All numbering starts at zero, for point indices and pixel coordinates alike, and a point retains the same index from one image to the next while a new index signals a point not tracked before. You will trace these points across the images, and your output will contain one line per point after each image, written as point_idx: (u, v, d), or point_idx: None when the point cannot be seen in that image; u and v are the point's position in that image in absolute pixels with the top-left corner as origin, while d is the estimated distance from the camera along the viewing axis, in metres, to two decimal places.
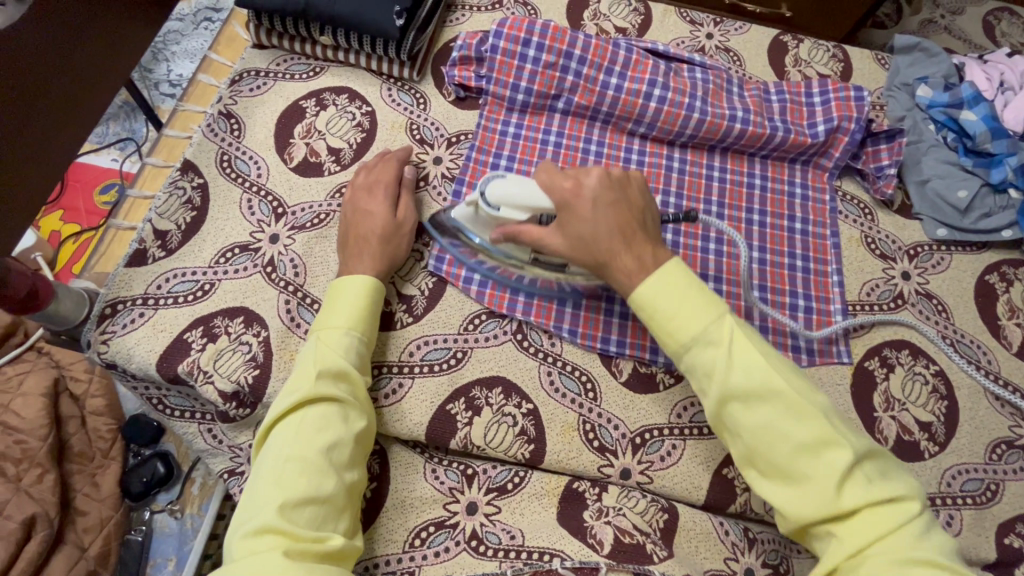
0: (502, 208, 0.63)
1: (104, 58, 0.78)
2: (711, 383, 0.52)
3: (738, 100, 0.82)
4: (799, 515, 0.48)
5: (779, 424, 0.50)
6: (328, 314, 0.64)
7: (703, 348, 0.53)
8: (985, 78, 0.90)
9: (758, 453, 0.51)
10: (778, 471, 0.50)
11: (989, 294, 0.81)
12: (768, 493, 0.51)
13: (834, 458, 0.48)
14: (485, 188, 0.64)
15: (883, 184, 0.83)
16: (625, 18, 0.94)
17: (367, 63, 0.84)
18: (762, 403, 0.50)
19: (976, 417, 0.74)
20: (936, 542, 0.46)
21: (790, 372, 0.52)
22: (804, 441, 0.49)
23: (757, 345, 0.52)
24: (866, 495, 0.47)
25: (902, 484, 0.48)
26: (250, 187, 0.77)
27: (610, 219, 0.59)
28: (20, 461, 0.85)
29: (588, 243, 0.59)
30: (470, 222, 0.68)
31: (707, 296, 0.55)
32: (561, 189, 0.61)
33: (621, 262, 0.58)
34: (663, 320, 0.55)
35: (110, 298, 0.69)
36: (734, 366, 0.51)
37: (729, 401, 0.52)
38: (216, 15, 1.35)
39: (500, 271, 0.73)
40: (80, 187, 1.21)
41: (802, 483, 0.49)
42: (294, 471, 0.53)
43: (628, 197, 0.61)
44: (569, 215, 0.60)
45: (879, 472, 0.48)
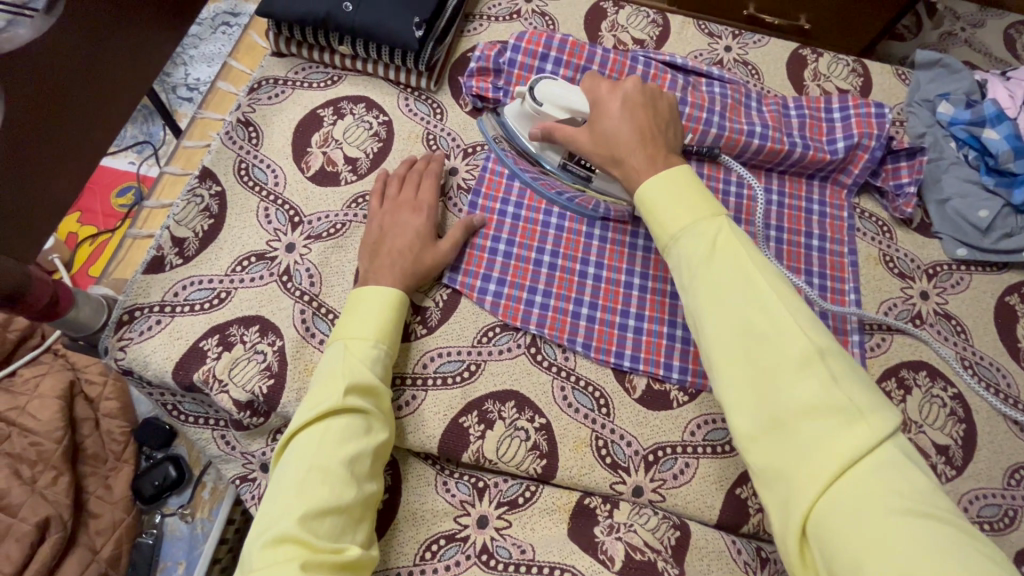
0: (545, 105, 0.71)
1: (131, 67, 0.80)
2: (691, 274, 0.51)
3: (756, 115, 0.82)
4: (747, 407, 0.45)
5: (746, 310, 0.47)
6: (355, 324, 0.64)
7: (689, 237, 0.53)
8: (1008, 96, 0.88)
9: (720, 344, 0.48)
10: (733, 362, 0.47)
11: (1009, 316, 0.80)
12: (725, 391, 0.47)
13: (794, 345, 0.45)
14: (536, 85, 0.72)
15: (902, 202, 0.82)
16: (643, 30, 0.94)
17: (385, 72, 0.84)
18: (735, 291, 0.48)
19: (994, 441, 0.73)
20: (913, 475, 0.39)
21: (774, 272, 0.50)
22: (764, 329, 0.46)
23: (746, 246, 0.51)
24: (824, 394, 0.42)
25: (881, 407, 0.42)
26: (268, 196, 0.77)
27: (632, 122, 0.61)
28: (35, 463, 0.87)
29: (609, 140, 0.62)
30: (517, 116, 0.77)
31: (705, 198, 0.54)
32: (597, 91, 0.66)
33: (633, 159, 0.59)
34: (659, 210, 0.55)
35: (128, 305, 0.70)
36: (714, 257, 0.51)
37: (701, 289, 0.50)
38: (235, 19, 1.36)
39: (540, 181, 0.78)
40: (98, 190, 1.22)
41: (755, 372, 0.45)
42: (316, 481, 0.53)
43: (656, 108, 0.63)
44: (599, 112, 0.64)
45: (852, 381, 0.43)
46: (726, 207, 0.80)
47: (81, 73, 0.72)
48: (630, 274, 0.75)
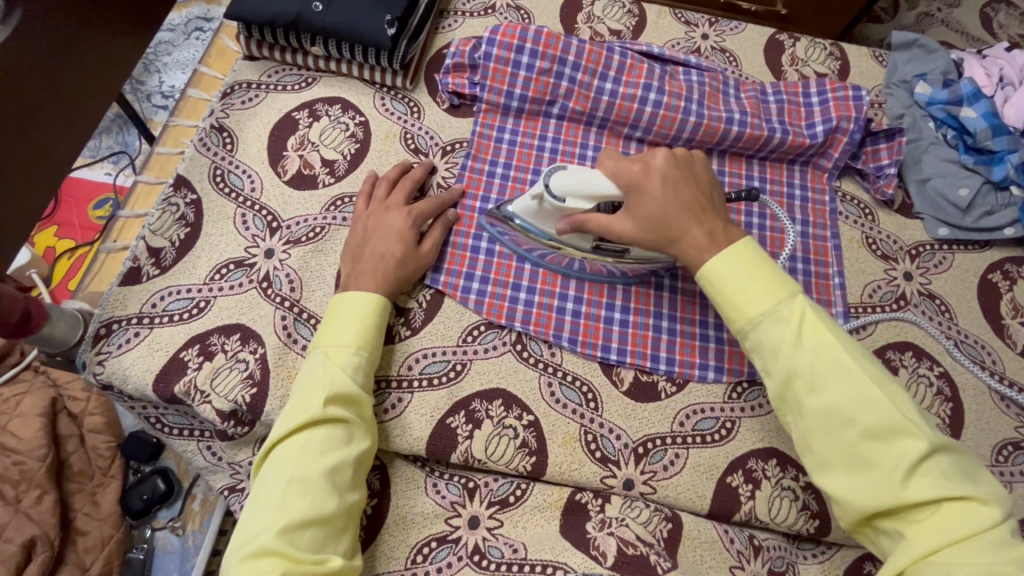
0: (568, 199, 0.62)
1: (92, 78, 0.79)
2: (776, 361, 0.52)
3: (734, 102, 0.81)
4: (857, 501, 0.47)
5: (847, 408, 0.49)
6: (336, 330, 0.63)
7: (771, 324, 0.53)
8: (984, 74, 0.88)
9: (820, 437, 0.50)
10: (835, 455, 0.49)
11: (992, 293, 0.80)
12: (829, 484, 0.49)
13: (903, 446, 0.47)
14: (549, 181, 0.63)
15: (883, 184, 0.82)
16: (619, 20, 0.93)
17: (360, 72, 0.83)
18: (832, 383, 0.50)
19: (981, 419, 0.73)
20: (1020, 552, 0.43)
21: (866, 357, 0.51)
22: (869, 425, 0.48)
23: (830, 327, 0.52)
24: (938, 488, 0.45)
25: (985, 491, 0.46)
26: (245, 201, 0.76)
27: (677, 201, 0.59)
28: (19, 483, 0.86)
29: (660, 224, 0.59)
30: (531, 215, 0.67)
31: (779, 276, 0.55)
32: (629, 171, 0.61)
33: (691, 237, 0.58)
34: (730, 292, 0.55)
35: (104, 318, 0.69)
36: (803, 345, 0.51)
37: (794, 380, 0.51)
38: (207, 24, 1.34)
39: (513, 241, 0.73)
40: (75, 203, 1.21)
41: (862, 470, 0.48)
42: (297, 493, 0.52)
43: (695, 175, 0.62)
44: (638, 196, 0.60)
45: (959, 473, 0.46)
46: None
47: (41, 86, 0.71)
48: None
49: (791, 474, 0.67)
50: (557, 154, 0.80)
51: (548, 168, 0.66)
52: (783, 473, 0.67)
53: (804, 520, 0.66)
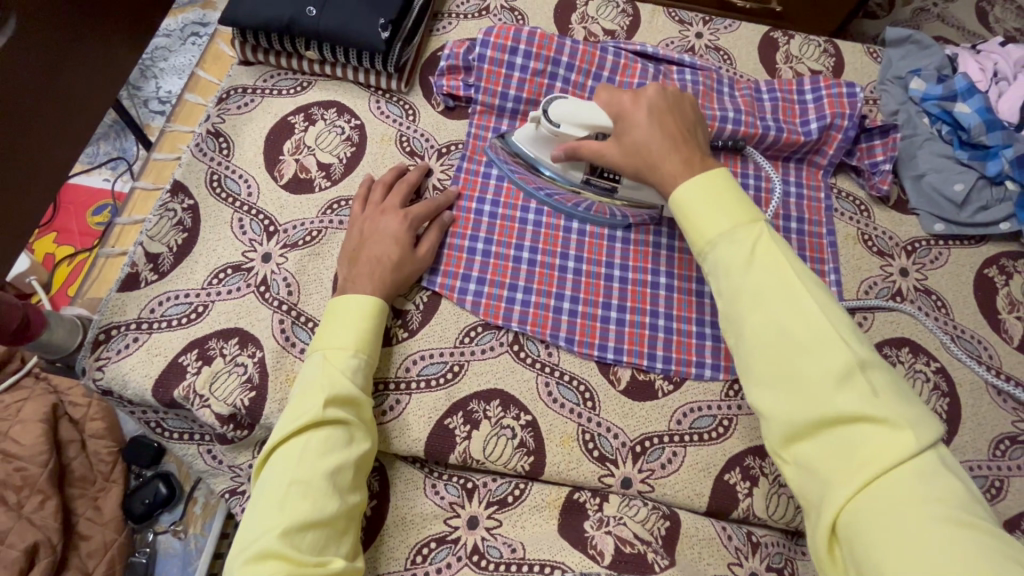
0: (563, 125, 0.67)
1: (85, 83, 0.80)
2: (726, 279, 0.51)
3: (728, 100, 0.81)
4: (787, 418, 0.46)
5: (786, 323, 0.47)
6: (335, 333, 0.63)
7: (727, 244, 0.52)
8: (978, 69, 0.88)
9: (758, 355, 0.48)
10: (770, 372, 0.47)
11: (988, 288, 0.80)
12: (762, 401, 0.48)
13: (834, 359, 0.45)
14: (548, 107, 0.68)
15: (878, 179, 0.82)
16: (613, 20, 0.93)
17: (355, 76, 0.83)
18: (775, 299, 0.49)
19: (978, 414, 0.73)
20: (949, 483, 0.40)
21: (814, 281, 0.50)
22: (804, 337, 0.46)
23: (783, 251, 0.51)
24: (865, 404, 0.43)
25: (916, 417, 0.43)
26: (242, 206, 0.76)
27: (662, 130, 0.61)
28: (20, 489, 0.86)
29: (642, 151, 0.61)
30: (531, 140, 0.73)
31: (742, 203, 0.54)
32: (619, 103, 0.65)
33: (666, 163, 0.59)
34: (691, 214, 0.55)
35: (103, 324, 0.69)
36: (755, 263, 0.51)
37: (740, 298, 0.50)
38: (203, 29, 1.34)
39: (519, 174, 0.78)
40: (74, 209, 1.21)
41: (792, 385, 0.46)
42: (297, 495, 0.52)
43: (681, 111, 0.64)
44: (625, 124, 0.63)
45: (890, 393, 0.44)
46: None
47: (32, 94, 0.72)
48: (610, 267, 0.75)
49: None
50: None
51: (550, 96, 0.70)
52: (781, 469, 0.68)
53: (802, 516, 0.66)
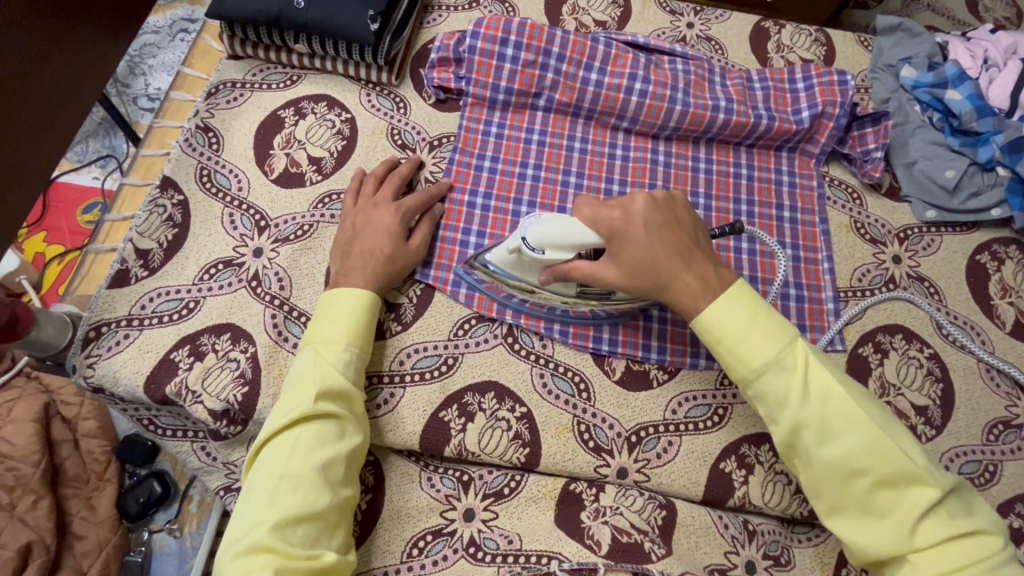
0: (547, 250, 0.61)
1: (69, 77, 0.79)
2: (783, 412, 0.52)
3: (720, 90, 0.81)
4: (875, 549, 0.49)
5: (857, 459, 0.50)
6: (327, 328, 0.63)
7: (776, 373, 0.52)
8: (969, 56, 0.88)
9: (833, 488, 0.51)
10: (851, 505, 0.50)
11: (981, 274, 0.80)
12: (846, 530, 0.51)
13: (916, 493, 0.48)
14: (525, 232, 0.62)
15: (871, 167, 0.83)
16: (605, 11, 0.93)
17: (345, 69, 0.83)
18: (841, 432, 0.50)
19: (972, 399, 0.73)
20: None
21: (865, 399, 0.52)
22: (881, 474, 0.49)
23: (831, 371, 0.53)
24: (949, 529, 0.47)
25: (984, 524, 0.48)
26: (232, 201, 0.76)
27: (662, 244, 0.58)
28: (13, 489, 0.85)
29: (647, 269, 0.58)
30: (513, 267, 0.66)
31: (777, 319, 0.54)
32: (609, 219, 0.59)
33: (681, 284, 0.57)
34: (733, 341, 0.54)
35: (93, 321, 0.69)
36: (809, 394, 0.52)
37: (802, 431, 0.51)
38: (192, 25, 1.33)
39: (490, 286, 0.71)
40: (63, 208, 1.20)
41: (877, 518, 0.49)
42: (288, 488, 0.52)
43: (676, 215, 0.60)
44: (621, 244, 0.59)
45: (962, 509, 0.49)
46: (696, 183, 0.80)
47: (13, 87, 0.71)
48: None
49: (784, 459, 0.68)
50: (544, 147, 0.80)
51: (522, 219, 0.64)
52: (776, 457, 0.68)
53: (797, 503, 0.66)
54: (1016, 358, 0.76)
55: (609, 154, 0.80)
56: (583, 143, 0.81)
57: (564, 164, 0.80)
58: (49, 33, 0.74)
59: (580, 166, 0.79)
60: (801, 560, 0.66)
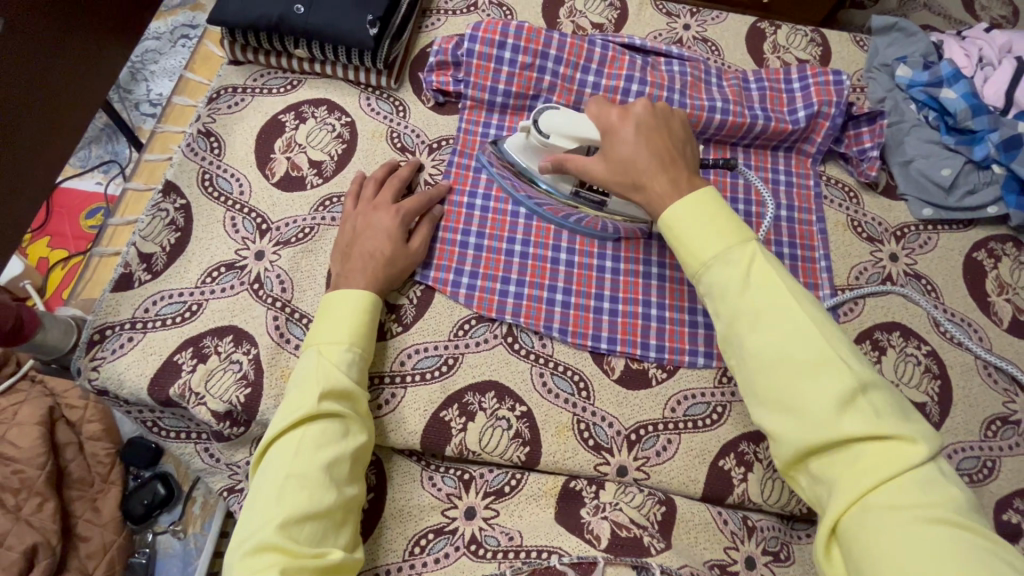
0: (552, 136, 0.66)
1: (71, 84, 0.80)
2: (723, 302, 0.52)
3: (717, 90, 0.82)
4: (791, 439, 0.46)
5: (787, 346, 0.48)
6: (329, 328, 0.64)
7: (721, 267, 0.52)
8: (964, 55, 0.89)
9: (760, 378, 0.49)
10: (775, 395, 0.48)
11: (978, 272, 0.81)
12: (766, 421, 0.48)
13: (835, 382, 0.46)
14: (539, 117, 0.67)
15: (866, 167, 0.83)
16: (601, 14, 0.94)
17: (344, 73, 0.84)
18: (774, 323, 0.49)
19: (969, 395, 0.74)
20: (946, 492, 0.42)
21: (811, 302, 0.51)
22: (805, 361, 0.47)
23: (780, 272, 0.51)
24: (869, 424, 0.44)
25: (917, 431, 0.45)
26: (234, 205, 0.77)
27: (649, 147, 0.59)
28: (18, 491, 0.86)
29: (628, 166, 0.59)
30: (521, 149, 0.72)
31: (732, 222, 0.54)
32: (607, 117, 0.62)
33: (655, 185, 0.58)
34: (684, 238, 0.55)
35: (98, 324, 0.69)
36: (749, 286, 0.51)
37: (738, 322, 0.51)
38: (193, 31, 1.34)
39: (506, 180, 0.77)
40: (66, 213, 1.21)
41: (796, 408, 0.47)
42: (295, 487, 0.53)
43: (669, 127, 0.62)
44: (611, 139, 0.61)
45: (892, 411, 0.46)
46: None
47: (17, 93, 0.72)
48: (602, 258, 0.75)
49: None
50: None
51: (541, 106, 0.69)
52: (774, 455, 0.68)
53: (796, 500, 0.67)
54: (1013, 354, 0.77)
55: None
56: None
57: None
58: (52, 40, 0.75)
59: None
60: (801, 556, 0.66)
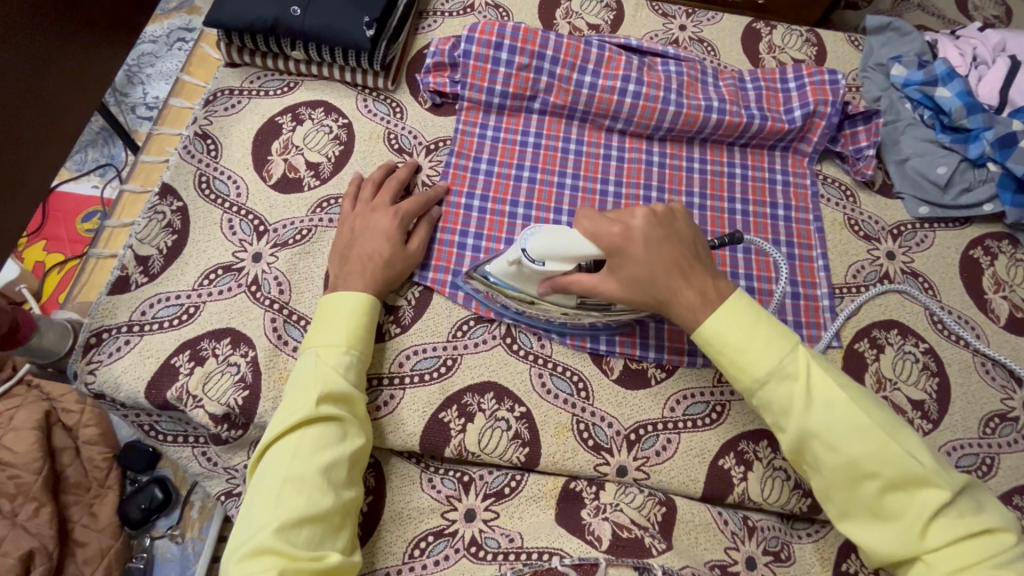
0: (548, 263, 0.60)
1: (65, 87, 0.79)
2: (790, 421, 0.53)
3: (713, 90, 0.82)
4: (884, 551, 0.50)
5: (865, 463, 0.50)
6: (327, 332, 0.63)
7: (779, 384, 0.53)
8: (958, 54, 0.89)
9: (844, 493, 0.52)
10: (863, 509, 0.51)
11: (974, 269, 0.81)
12: (857, 532, 0.52)
13: (922, 494, 0.49)
14: (526, 244, 0.61)
15: (863, 165, 0.84)
16: (598, 15, 0.94)
17: (341, 75, 0.84)
18: (846, 439, 0.51)
19: (968, 393, 0.74)
20: None
21: (871, 404, 0.53)
22: (888, 477, 0.50)
23: (833, 377, 0.53)
24: (957, 528, 0.48)
25: (995, 519, 0.49)
26: (231, 207, 0.76)
27: (662, 260, 0.58)
28: (15, 496, 0.86)
29: (646, 285, 0.58)
30: (512, 277, 0.65)
31: (778, 329, 0.55)
32: (608, 235, 0.58)
33: (682, 297, 0.58)
34: (737, 355, 0.55)
35: (94, 328, 0.69)
36: (813, 402, 0.52)
37: (809, 440, 0.52)
38: (189, 34, 1.34)
39: (485, 295, 0.72)
40: (62, 217, 1.21)
41: (887, 522, 0.50)
42: (292, 490, 0.53)
43: (676, 231, 0.60)
44: (621, 258, 0.58)
45: (971, 506, 0.49)
46: (690, 183, 0.81)
47: (13, 96, 0.71)
48: None
49: (782, 455, 0.68)
50: (540, 149, 0.81)
51: (522, 230, 0.63)
52: (774, 454, 0.68)
53: (796, 498, 0.67)
54: (1010, 351, 0.77)
55: (604, 155, 0.81)
56: (578, 145, 0.82)
57: (560, 165, 0.80)
58: (45, 44, 0.75)
59: (575, 165, 0.80)
60: (801, 556, 0.66)
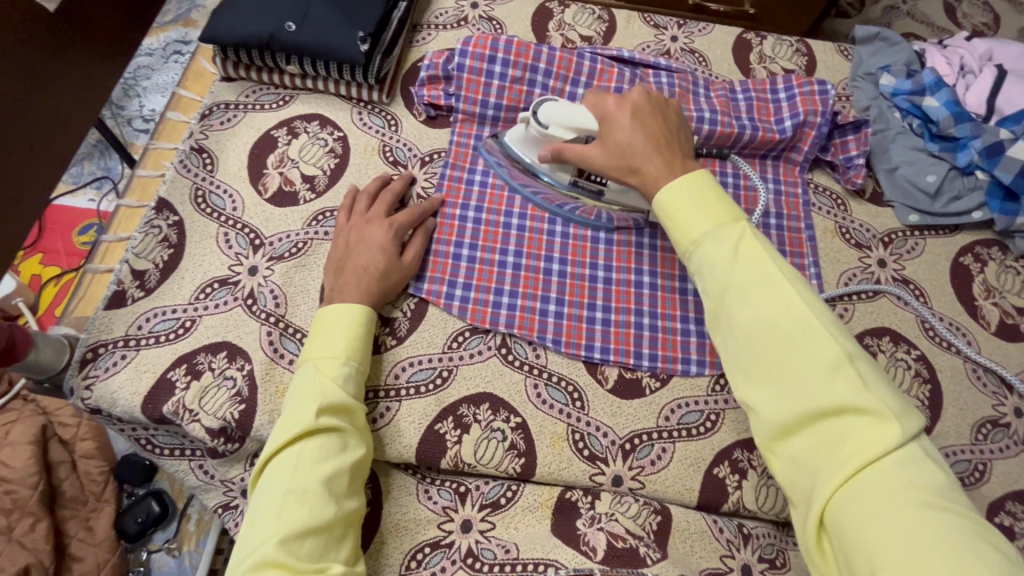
0: (550, 127, 0.69)
1: (62, 102, 0.80)
2: (713, 277, 0.51)
3: (704, 101, 0.83)
4: (775, 412, 0.46)
5: (775, 319, 0.48)
6: (324, 343, 0.64)
7: (712, 242, 0.52)
8: (946, 63, 0.91)
9: (749, 352, 0.49)
10: (763, 369, 0.48)
11: (965, 277, 0.82)
12: (755, 395, 0.48)
13: (823, 352, 0.46)
14: (537, 108, 0.71)
15: (853, 174, 0.85)
16: (590, 26, 0.95)
17: (336, 88, 0.84)
18: (761, 296, 0.49)
19: (960, 399, 0.75)
20: (931, 473, 0.41)
21: (798, 279, 0.50)
22: (791, 331, 0.47)
23: (767, 247, 0.52)
24: (852, 397, 0.44)
25: (900, 407, 0.44)
26: (227, 220, 0.77)
27: (644, 132, 0.61)
28: (11, 511, 0.85)
29: (624, 152, 0.61)
30: (521, 142, 0.75)
31: (725, 202, 0.54)
32: (604, 105, 0.65)
33: (648, 167, 0.59)
34: (678, 215, 0.55)
35: (91, 342, 0.69)
36: (738, 260, 0.51)
37: (726, 297, 0.50)
38: (185, 47, 1.35)
39: (507, 168, 0.79)
40: (59, 230, 1.21)
41: (782, 382, 0.47)
42: (294, 502, 0.53)
43: (665, 113, 0.63)
44: (608, 126, 0.64)
45: (875, 382, 0.45)
46: None
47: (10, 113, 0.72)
48: (594, 267, 0.76)
49: None
50: None
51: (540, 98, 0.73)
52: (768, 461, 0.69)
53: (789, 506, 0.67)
54: (1001, 357, 0.78)
55: None
56: None
57: None
58: (41, 61, 0.76)
59: None
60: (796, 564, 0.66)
